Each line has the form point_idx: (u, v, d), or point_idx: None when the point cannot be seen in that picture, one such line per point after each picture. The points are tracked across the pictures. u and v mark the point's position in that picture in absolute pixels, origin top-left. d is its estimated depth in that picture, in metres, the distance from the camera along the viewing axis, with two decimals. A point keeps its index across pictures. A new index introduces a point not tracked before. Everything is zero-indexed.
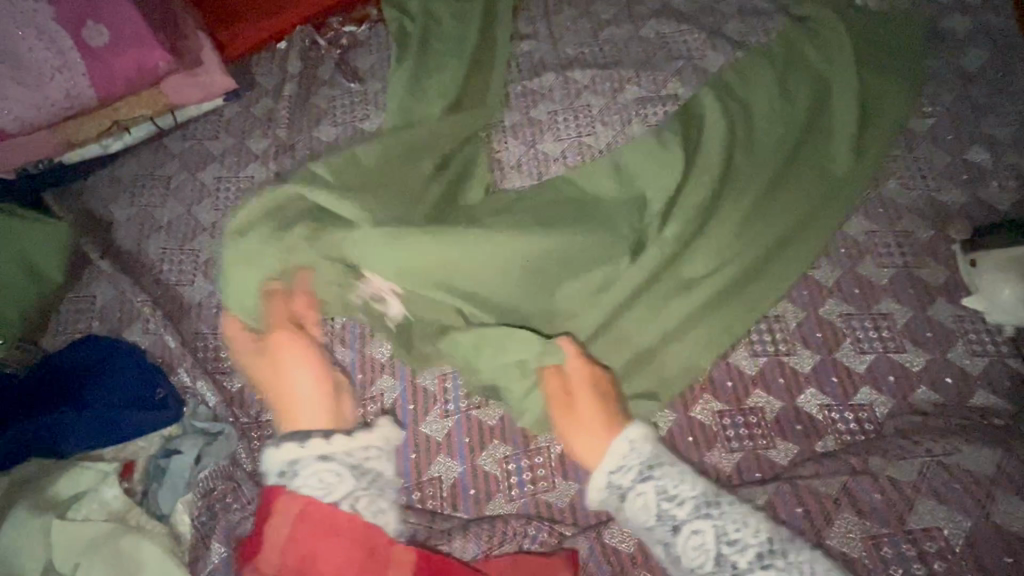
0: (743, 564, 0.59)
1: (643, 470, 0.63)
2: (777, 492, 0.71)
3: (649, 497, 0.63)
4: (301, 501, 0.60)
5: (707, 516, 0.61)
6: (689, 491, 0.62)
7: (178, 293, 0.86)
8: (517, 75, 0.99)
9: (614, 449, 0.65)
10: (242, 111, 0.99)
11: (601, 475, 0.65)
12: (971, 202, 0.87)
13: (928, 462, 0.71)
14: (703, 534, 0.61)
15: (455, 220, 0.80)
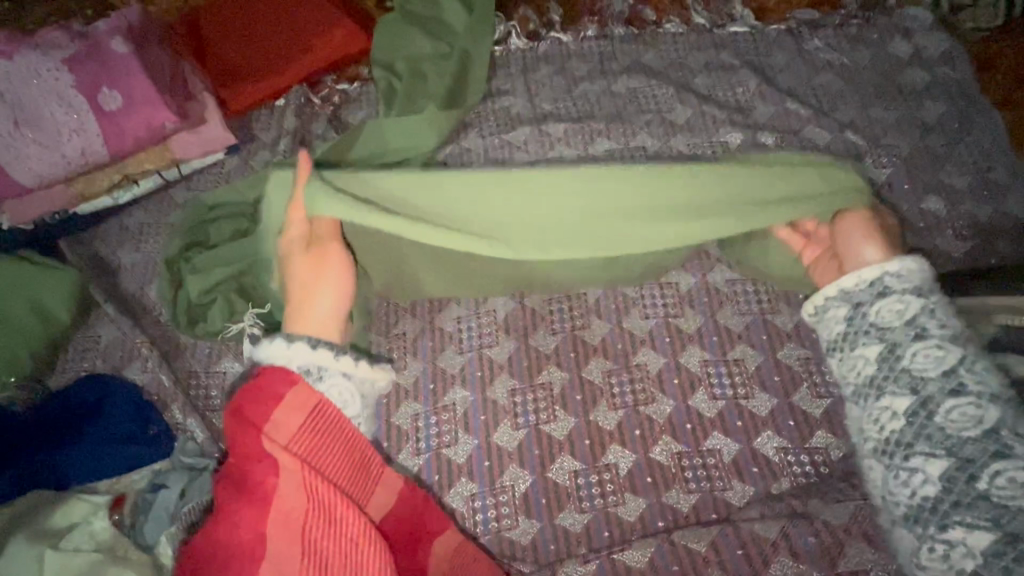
0: (964, 382, 0.59)
1: (904, 286, 0.65)
2: (720, 533, 0.72)
3: (888, 305, 0.65)
4: (314, 399, 0.60)
5: (937, 324, 0.63)
6: (943, 319, 0.63)
7: (176, 334, 0.93)
8: (496, 129, 1.06)
9: (896, 263, 0.66)
10: (242, 163, 1.07)
11: (875, 272, 0.67)
12: (928, 250, 0.90)
13: (863, 504, 0.71)
14: (938, 354, 0.61)
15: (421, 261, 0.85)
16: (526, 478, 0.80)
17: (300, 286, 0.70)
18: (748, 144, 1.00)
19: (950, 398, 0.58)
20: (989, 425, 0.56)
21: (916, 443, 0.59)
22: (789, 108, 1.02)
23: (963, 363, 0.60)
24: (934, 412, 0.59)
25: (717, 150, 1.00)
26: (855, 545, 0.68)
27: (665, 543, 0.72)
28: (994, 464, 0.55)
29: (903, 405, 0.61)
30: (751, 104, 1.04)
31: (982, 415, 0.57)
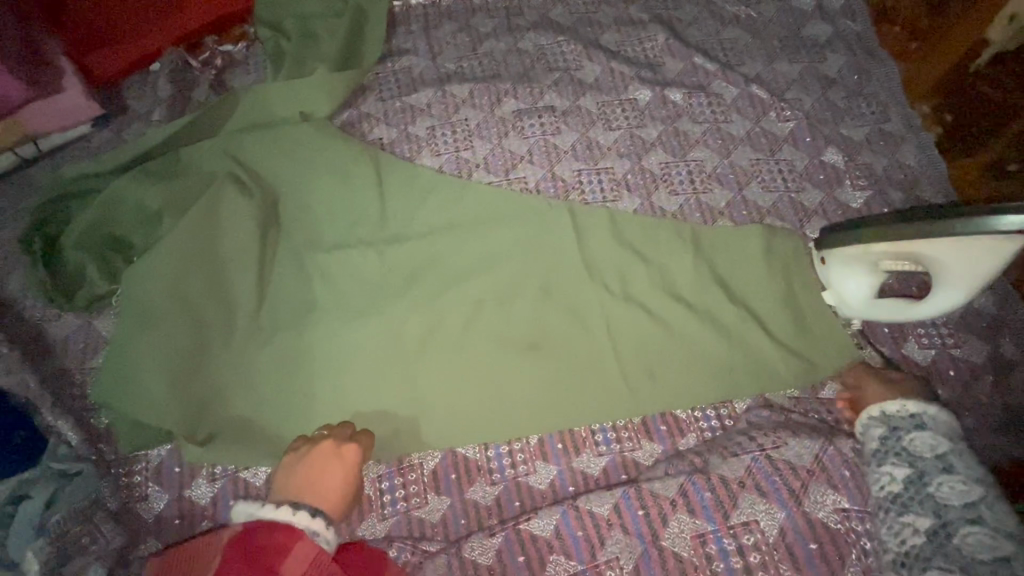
0: (957, 467, 0.62)
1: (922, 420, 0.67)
2: (623, 495, 0.71)
3: (918, 445, 0.65)
4: (315, 550, 0.58)
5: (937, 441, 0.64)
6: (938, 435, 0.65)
7: (45, 330, 0.83)
8: (398, 90, 0.99)
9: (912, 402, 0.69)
10: (114, 135, 0.96)
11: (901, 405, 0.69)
12: (827, 202, 0.92)
13: (759, 457, 0.73)
14: (937, 439, 0.65)
15: (364, 276, 0.87)
16: (435, 455, 0.78)
17: (343, 475, 0.68)
18: (657, 101, 0.98)
19: (968, 525, 0.57)
20: (981, 512, 0.58)
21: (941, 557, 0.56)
22: (698, 63, 1.00)
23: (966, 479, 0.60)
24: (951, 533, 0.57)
25: (626, 109, 0.98)
26: (746, 497, 0.71)
27: (570, 509, 0.71)
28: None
29: (923, 523, 0.59)
30: (660, 59, 1.01)
31: (980, 505, 0.58)
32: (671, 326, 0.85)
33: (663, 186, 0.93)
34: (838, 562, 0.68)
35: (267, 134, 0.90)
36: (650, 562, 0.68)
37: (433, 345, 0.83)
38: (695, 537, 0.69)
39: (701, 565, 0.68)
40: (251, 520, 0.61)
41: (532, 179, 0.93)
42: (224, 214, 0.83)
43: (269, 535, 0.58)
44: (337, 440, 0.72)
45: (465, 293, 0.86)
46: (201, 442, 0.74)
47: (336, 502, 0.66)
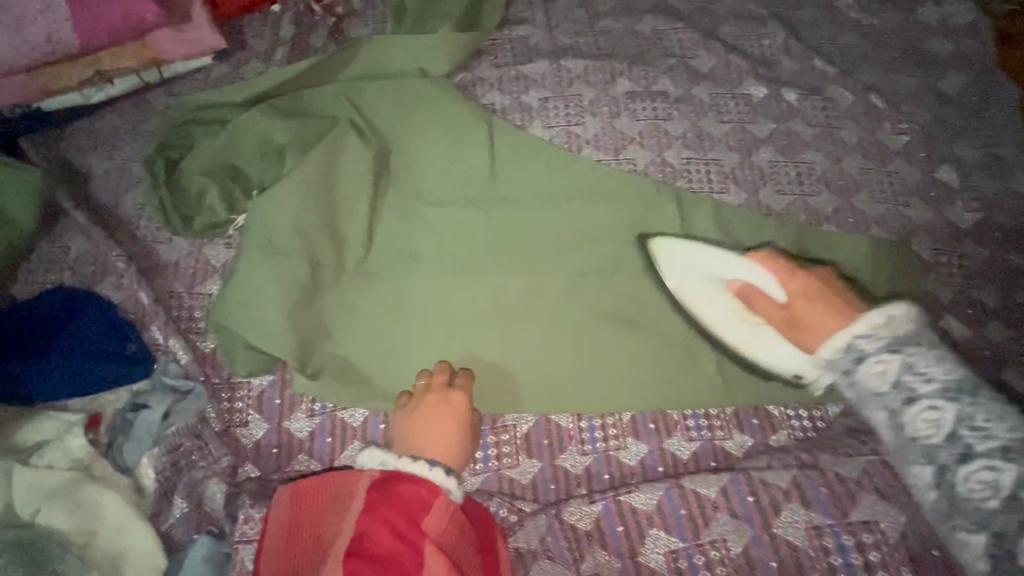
0: (923, 390, 0.57)
1: (895, 340, 0.60)
2: (733, 480, 0.72)
3: (885, 368, 0.58)
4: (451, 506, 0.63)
5: (928, 377, 0.57)
6: (939, 370, 0.57)
7: (156, 251, 0.85)
8: (513, 58, 1.00)
9: (873, 316, 0.61)
10: (232, 70, 0.97)
11: (847, 337, 0.61)
12: (935, 219, 0.91)
13: (874, 460, 0.72)
14: (886, 363, 0.59)
15: (467, 236, 0.88)
16: (529, 419, 0.79)
17: (454, 418, 0.72)
18: (771, 99, 0.97)
19: (963, 463, 0.54)
20: (960, 432, 0.55)
21: (953, 516, 0.54)
22: (816, 66, 0.99)
23: (961, 420, 0.55)
24: (952, 480, 0.54)
25: (740, 104, 0.97)
26: (860, 497, 0.70)
27: (675, 488, 0.72)
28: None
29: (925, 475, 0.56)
30: (777, 57, 1.00)
31: (957, 426, 0.55)
32: None
33: (770, 183, 0.93)
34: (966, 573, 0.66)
35: (386, 85, 0.92)
36: (761, 547, 0.68)
37: (531, 311, 0.84)
38: (812, 528, 0.69)
39: (819, 558, 0.67)
40: (386, 469, 0.65)
41: (641, 160, 0.93)
42: (344, 159, 0.86)
43: (405, 485, 0.63)
44: (440, 388, 0.75)
45: (566, 264, 0.87)
46: (309, 376, 0.76)
47: (454, 451, 0.70)
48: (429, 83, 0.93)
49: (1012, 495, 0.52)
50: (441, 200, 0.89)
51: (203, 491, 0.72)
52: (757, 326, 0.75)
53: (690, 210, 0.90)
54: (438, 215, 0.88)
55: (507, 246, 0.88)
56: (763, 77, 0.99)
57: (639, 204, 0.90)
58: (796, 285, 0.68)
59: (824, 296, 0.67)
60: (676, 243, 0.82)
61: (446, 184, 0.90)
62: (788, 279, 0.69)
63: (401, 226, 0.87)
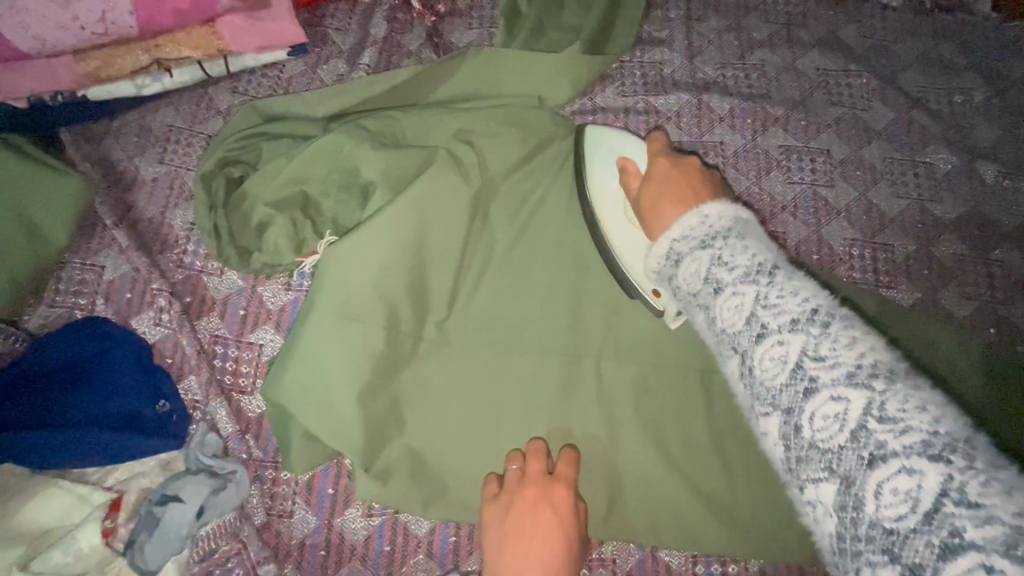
0: (772, 325, 0.37)
1: (708, 239, 0.43)
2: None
3: (702, 264, 0.42)
4: None
5: (732, 265, 0.40)
6: (746, 253, 0.41)
7: (203, 284, 0.72)
8: (643, 88, 0.82)
9: (687, 219, 0.46)
10: (309, 71, 0.82)
11: (662, 243, 0.46)
12: None
13: None
14: (743, 298, 0.39)
15: (571, 307, 0.71)
16: (631, 551, 0.65)
17: (557, 524, 0.57)
18: (961, 173, 0.78)
19: (886, 480, 0.32)
20: (856, 413, 0.33)
21: (753, 404, 0.39)
22: (1021, 137, 0.80)
23: (797, 329, 0.36)
24: (798, 422, 0.35)
25: (920, 174, 0.78)
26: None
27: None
28: (849, 395, 0.34)
29: (846, 410, 0.34)
30: (972, 120, 0.81)
31: (858, 409, 0.33)
32: None
33: (953, 284, 0.74)
34: None
35: (497, 111, 0.75)
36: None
37: (644, 415, 0.68)
38: None
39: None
40: None
41: (792, 234, 0.76)
42: (443, 202, 0.68)
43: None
44: (539, 479, 0.60)
45: (692, 356, 0.69)
46: (377, 477, 0.62)
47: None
48: (543, 114, 0.77)
49: (862, 427, 0.33)
50: (543, 259, 0.73)
51: None
52: (623, 213, 0.68)
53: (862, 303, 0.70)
54: (540, 278, 0.72)
55: (620, 328, 0.71)
56: (953, 144, 0.79)
57: None
58: (660, 167, 0.59)
59: (677, 181, 0.55)
60: (602, 129, 0.72)
61: (551, 239, 0.74)
62: (652, 161, 0.61)
63: (494, 289, 0.72)
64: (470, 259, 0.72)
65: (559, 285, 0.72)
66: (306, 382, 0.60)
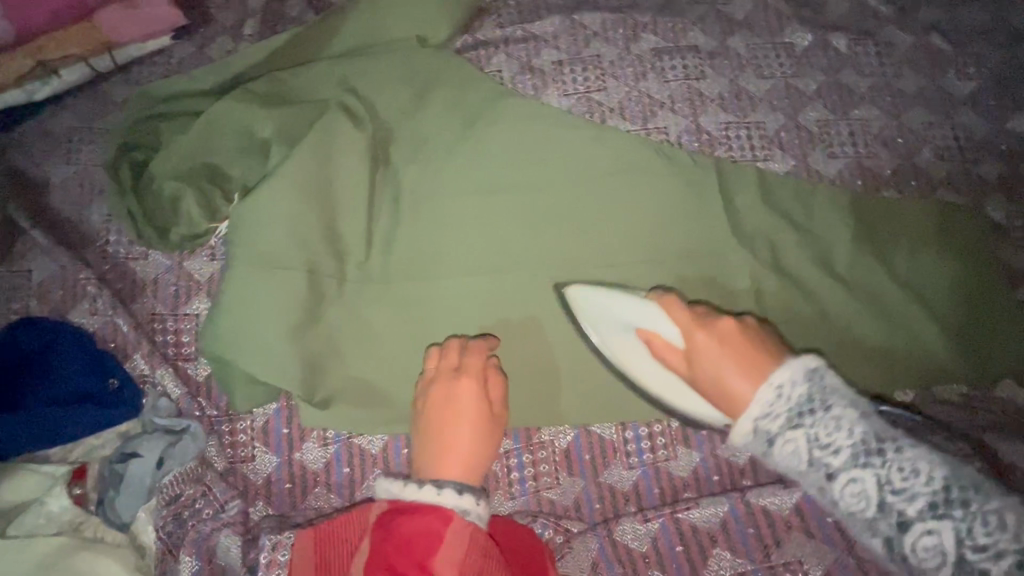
0: (911, 511, 0.43)
1: (794, 416, 0.48)
2: (805, 497, 0.65)
3: (800, 442, 0.47)
4: (470, 534, 0.53)
5: (832, 446, 0.46)
6: (843, 432, 0.46)
7: (132, 269, 0.75)
8: (521, 16, 0.87)
9: (762, 391, 0.50)
10: (198, 51, 0.84)
11: (745, 422, 0.50)
12: (1009, 177, 0.80)
13: None
14: (862, 482, 0.45)
15: (479, 229, 0.77)
16: (566, 431, 0.71)
17: (452, 413, 0.63)
18: (818, 47, 0.85)
19: None
20: (887, 501, 0.44)
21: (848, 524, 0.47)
22: (867, 5, 0.87)
23: (813, 441, 0.46)
24: (832, 496, 0.47)
25: (782, 54, 0.85)
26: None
27: (739, 504, 0.66)
28: (936, 526, 0.43)
29: (928, 537, 0.43)
30: None
31: (882, 493, 0.44)
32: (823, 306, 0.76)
33: (822, 146, 0.82)
34: None
35: (382, 60, 0.80)
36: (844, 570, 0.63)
37: (557, 312, 0.76)
38: None
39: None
40: (394, 500, 0.57)
41: (674, 129, 0.82)
42: (342, 148, 0.74)
43: (410, 523, 0.53)
44: (474, 373, 0.65)
45: (592, 255, 0.78)
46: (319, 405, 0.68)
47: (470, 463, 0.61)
48: (427, 56, 0.81)
49: (882, 498, 0.44)
50: (450, 192, 0.78)
51: (218, 545, 0.65)
52: (661, 369, 0.63)
53: (733, 185, 0.79)
54: (448, 207, 0.78)
55: (526, 241, 0.78)
56: (808, 22, 0.86)
57: (673, 179, 0.80)
58: (703, 336, 0.55)
59: (726, 351, 0.53)
60: (603, 291, 0.67)
61: (455, 171, 0.79)
62: (695, 328, 0.56)
63: (406, 223, 0.77)
64: (379, 200, 0.77)
65: (467, 213, 0.78)
66: (237, 328, 0.66)
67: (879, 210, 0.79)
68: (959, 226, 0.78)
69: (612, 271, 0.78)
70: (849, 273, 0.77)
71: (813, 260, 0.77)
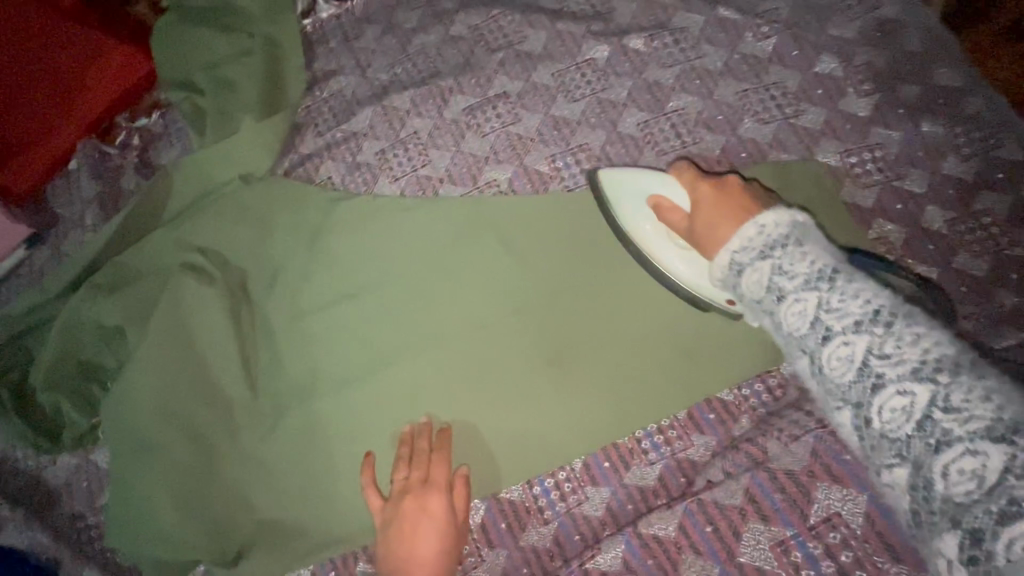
0: (888, 373, 0.42)
1: (767, 249, 0.51)
2: (686, 512, 0.66)
3: (766, 274, 0.50)
4: None
5: (843, 296, 0.46)
6: (804, 262, 0.49)
7: (44, 479, 0.78)
8: (337, 119, 0.90)
9: (744, 231, 0.53)
10: (53, 251, 0.88)
11: (723, 255, 0.54)
12: (832, 118, 0.81)
13: (821, 435, 0.67)
14: (806, 303, 0.48)
15: (347, 337, 0.80)
16: (478, 507, 0.73)
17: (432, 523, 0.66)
18: (618, 55, 0.87)
19: (937, 455, 0.39)
20: (871, 365, 0.44)
21: (827, 398, 0.47)
22: (652, 0, 0.89)
23: (874, 350, 0.44)
24: (868, 415, 0.44)
25: (586, 73, 0.87)
26: (821, 486, 0.65)
27: (634, 538, 0.66)
28: (913, 388, 0.41)
29: (919, 399, 0.41)
30: (609, 7, 0.90)
31: (927, 409, 0.40)
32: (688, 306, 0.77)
33: (649, 147, 0.83)
34: None
35: (213, 210, 0.83)
36: None
37: (441, 392, 0.77)
38: (776, 544, 0.63)
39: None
40: None
41: (503, 178, 0.84)
42: (193, 311, 0.78)
43: None
44: (423, 484, 0.69)
45: (460, 325, 0.80)
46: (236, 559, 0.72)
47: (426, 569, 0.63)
48: (255, 189, 0.84)
49: (927, 417, 0.40)
50: (311, 312, 0.81)
51: None
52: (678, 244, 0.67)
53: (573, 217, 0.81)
54: (314, 326, 0.80)
55: (394, 333, 0.80)
56: (602, 34, 0.88)
57: (514, 229, 0.82)
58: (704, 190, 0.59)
59: (723, 201, 0.58)
60: (625, 174, 0.71)
61: (311, 290, 0.82)
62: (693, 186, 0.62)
63: (278, 355, 0.80)
64: (247, 341, 0.80)
65: (332, 326, 0.81)
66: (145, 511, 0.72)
67: None
68: (797, 184, 0.79)
69: (483, 334, 0.79)
70: None
71: None
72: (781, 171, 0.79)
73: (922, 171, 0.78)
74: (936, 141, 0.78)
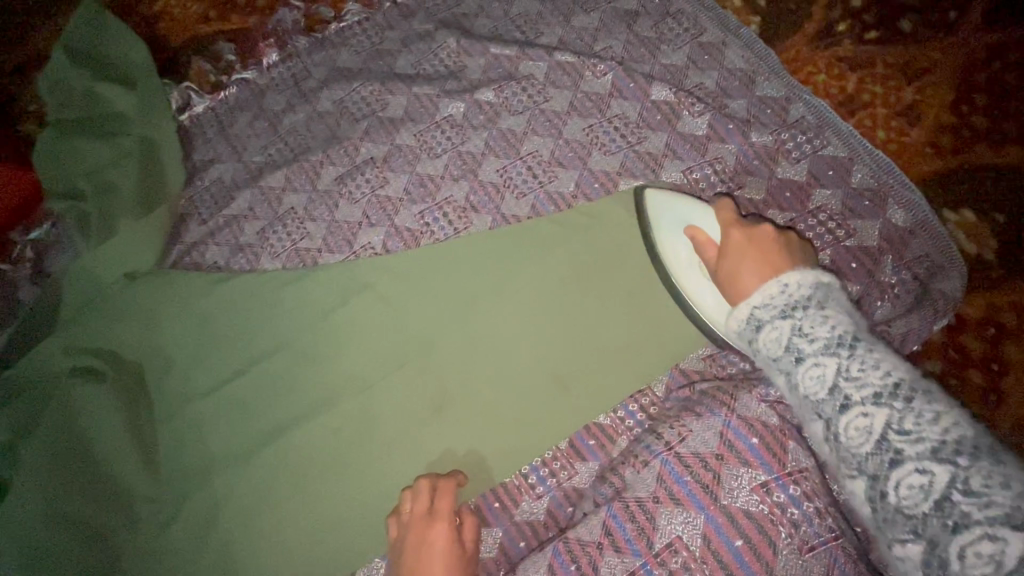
0: (856, 396, 0.47)
1: (787, 308, 0.52)
2: (553, 552, 0.66)
3: (784, 330, 0.52)
4: None
5: (811, 337, 0.50)
6: (825, 326, 0.50)
7: None
8: (218, 205, 0.94)
9: (767, 287, 0.55)
10: None
11: (743, 309, 0.55)
12: (672, 140, 0.86)
13: (665, 457, 0.69)
14: (824, 367, 0.49)
15: (240, 415, 0.82)
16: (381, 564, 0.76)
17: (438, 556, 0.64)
18: (472, 109, 0.93)
19: (895, 468, 0.43)
20: (848, 396, 0.47)
21: (804, 416, 0.51)
22: (498, 54, 0.95)
23: (842, 372, 0.48)
24: (836, 431, 0.47)
25: (444, 129, 0.92)
26: (664, 512, 0.66)
27: None
28: (875, 410, 0.46)
29: (879, 420, 0.45)
30: (460, 64, 0.96)
31: (887, 430, 0.45)
32: (557, 337, 0.80)
33: (509, 191, 0.88)
34: (775, 553, 0.62)
35: (95, 314, 0.85)
36: None
37: (335, 455, 0.80)
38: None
39: None
40: None
41: (377, 240, 0.88)
42: (86, 415, 0.80)
43: None
44: (423, 518, 0.68)
45: (346, 387, 0.82)
46: None
47: None
48: (141, 286, 0.88)
49: (884, 437, 0.44)
50: (203, 396, 0.84)
51: None
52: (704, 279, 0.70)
53: (442, 266, 0.85)
54: (207, 409, 0.83)
55: (285, 404, 0.82)
56: (457, 91, 0.94)
57: (387, 286, 0.85)
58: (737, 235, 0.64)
59: (752, 248, 0.61)
60: (674, 199, 0.76)
61: (199, 376, 0.84)
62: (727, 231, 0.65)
63: (173, 445, 0.82)
64: (141, 434, 0.81)
65: (223, 406, 0.83)
66: None
67: (570, 227, 0.84)
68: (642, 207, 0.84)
69: (368, 392, 0.82)
70: (567, 294, 0.82)
71: (533, 298, 0.82)
72: (627, 196, 0.84)
73: (758, 179, 0.83)
74: (766, 149, 0.84)
